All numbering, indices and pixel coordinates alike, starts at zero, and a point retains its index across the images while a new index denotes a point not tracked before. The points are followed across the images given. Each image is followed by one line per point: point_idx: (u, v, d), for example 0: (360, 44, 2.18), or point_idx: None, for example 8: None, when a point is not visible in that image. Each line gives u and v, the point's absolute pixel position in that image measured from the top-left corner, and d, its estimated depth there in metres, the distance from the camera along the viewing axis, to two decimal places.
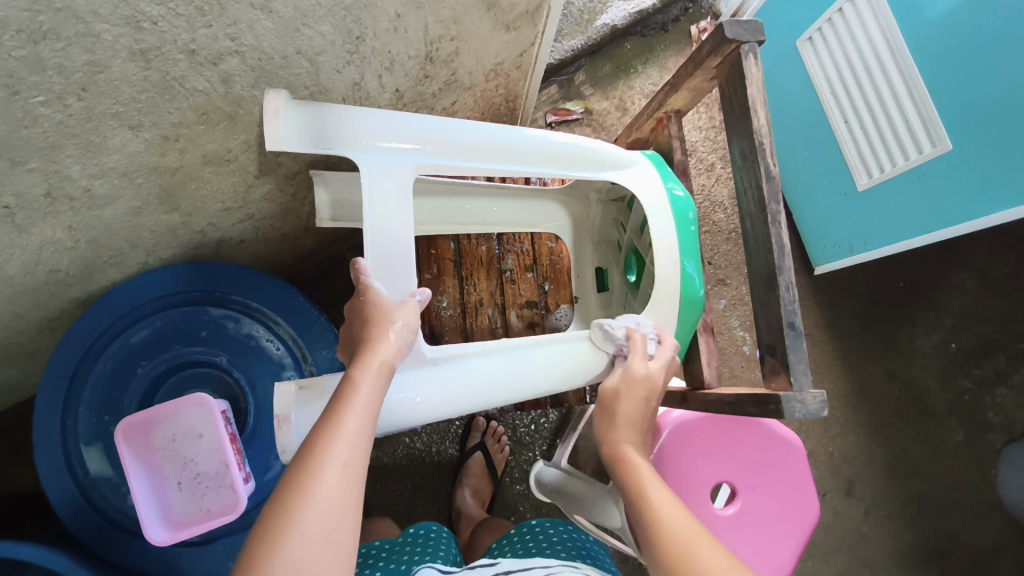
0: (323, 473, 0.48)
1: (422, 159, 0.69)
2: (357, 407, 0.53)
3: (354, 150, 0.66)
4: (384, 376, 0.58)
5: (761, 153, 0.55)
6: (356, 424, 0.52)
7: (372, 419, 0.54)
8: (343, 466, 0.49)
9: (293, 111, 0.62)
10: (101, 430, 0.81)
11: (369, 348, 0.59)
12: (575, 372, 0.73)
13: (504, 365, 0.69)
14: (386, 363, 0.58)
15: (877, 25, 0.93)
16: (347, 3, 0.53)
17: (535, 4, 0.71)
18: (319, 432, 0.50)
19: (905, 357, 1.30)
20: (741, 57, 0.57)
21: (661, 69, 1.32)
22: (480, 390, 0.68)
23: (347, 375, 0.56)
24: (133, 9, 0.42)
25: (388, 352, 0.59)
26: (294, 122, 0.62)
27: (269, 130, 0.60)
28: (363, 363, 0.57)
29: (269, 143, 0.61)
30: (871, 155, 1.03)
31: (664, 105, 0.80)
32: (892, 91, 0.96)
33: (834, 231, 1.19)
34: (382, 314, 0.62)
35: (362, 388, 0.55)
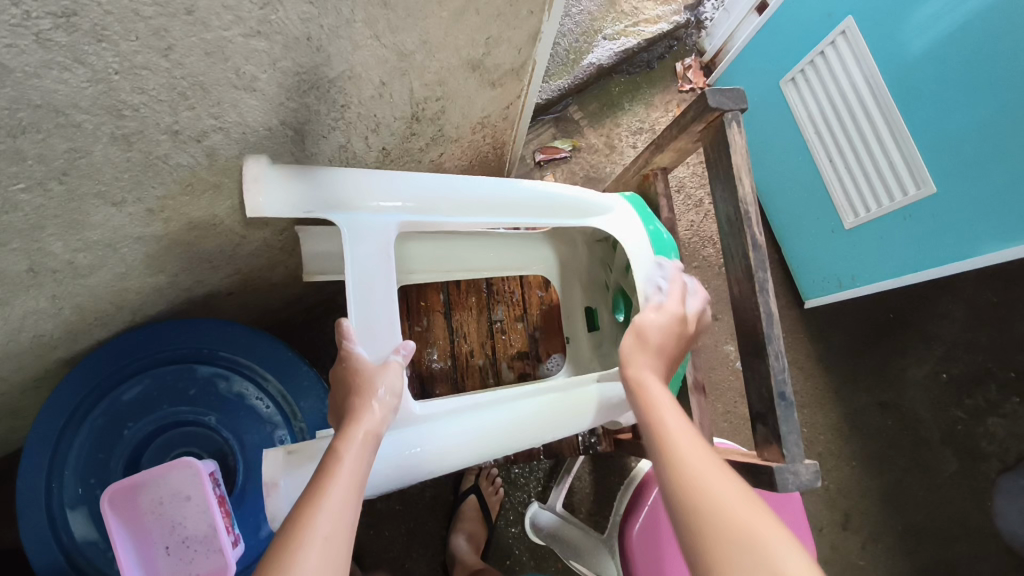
0: (307, 552, 0.46)
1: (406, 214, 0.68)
2: (342, 482, 0.52)
3: (333, 212, 0.65)
4: (368, 448, 0.57)
5: (747, 221, 0.56)
6: (341, 500, 0.51)
7: (358, 494, 0.53)
8: (328, 543, 0.48)
9: (275, 177, 0.61)
10: (86, 494, 0.78)
11: (353, 419, 0.58)
12: (565, 420, 0.71)
13: (495, 419, 0.67)
14: (370, 433, 0.58)
15: (858, 69, 0.95)
16: (330, 77, 0.54)
17: (520, 61, 0.71)
18: (304, 511, 0.49)
19: (898, 387, 1.30)
20: (724, 124, 0.57)
21: (648, 106, 1.33)
22: (466, 444, 0.66)
23: (331, 448, 0.55)
24: (114, 99, 0.42)
25: (373, 422, 0.58)
26: (276, 187, 0.61)
27: (249, 198, 0.59)
28: (347, 435, 0.57)
29: (249, 211, 0.60)
30: (857, 195, 1.04)
31: (650, 163, 0.81)
32: (875, 133, 0.97)
33: (823, 266, 1.19)
34: (365, 382, 0.62)
35: (346, 460, 0.54)
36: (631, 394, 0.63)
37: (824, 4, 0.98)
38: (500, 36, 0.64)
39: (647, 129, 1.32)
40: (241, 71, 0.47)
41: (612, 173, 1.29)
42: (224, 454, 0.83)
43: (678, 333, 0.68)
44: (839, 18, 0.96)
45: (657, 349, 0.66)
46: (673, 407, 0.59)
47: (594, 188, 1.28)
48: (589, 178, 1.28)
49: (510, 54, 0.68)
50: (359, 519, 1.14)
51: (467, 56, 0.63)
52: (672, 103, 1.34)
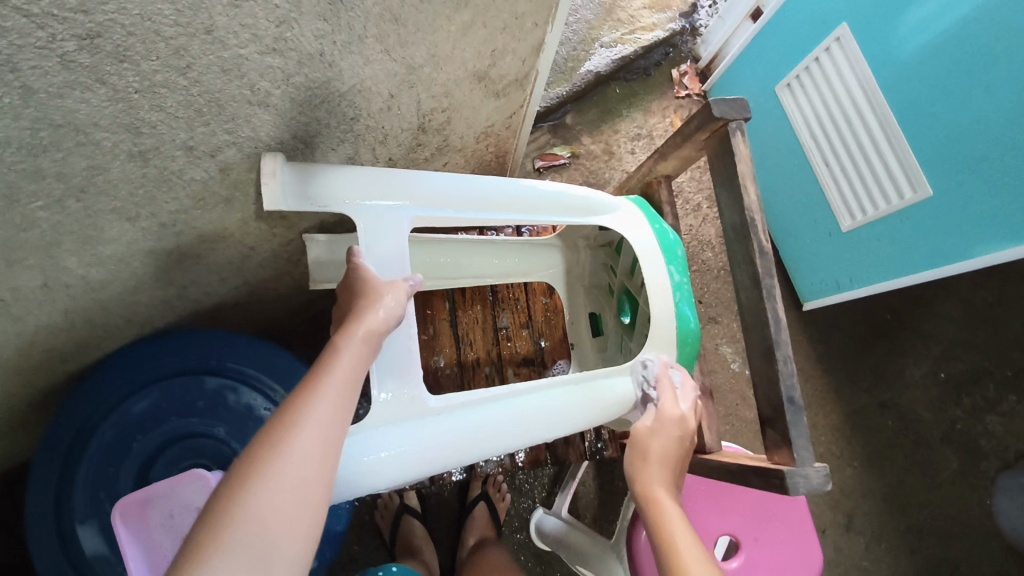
0: (301, 433, 0.45)
1: (423, 208, 0.64)
2: (342, 372, 0.50)
3: (349, 206, 0.61)
4: (370, 345, 0.55)
5: (753, 228, 0.57)
6: (338, 386, 0.49)
7: (356, 383, 0.51)
8: (322, 427, 0.46)
9: (291, 174, 0.57)
10: (95, 507, 0.78)
11: (355, 317, 0.56)
12: (582, 412, 0.67)
13: (514, 412, 0.63)
14: (372, 332, 0.55)
15: (853, 75, 0.97)
16: (341, 91, 0.54)
17: (524, 72, 0.73)
18: (302, 396, 0.48)
19: (897, 387, 1.32)
20: (729, 133, 0.58)
21: (645, 112, 1.34)
22: (456, 447, 0.59)
23: (330, 342, 0.53)
24: (133, 117, 0.43)
25: (375, 321, 0.56)
26: (293, 184, 0.57)
27: (266, 192, 0.55)
28: (348, 333, 0.54)
29: (266, 204, 0.56)
30: (853, 198, 1.05)
31: (654, 170, 0.81)
32: (870, 137, 0.98)
33: (821, 269, 1.21)
34: (370, 289, 0.59)
35: (345, 354, 0.52)
36: (642, 509, 0.61)
37: (818, 13, 1.00)
38: (506, 48, 0.65)
39: (645, 135, 1.33)
40: (256, 88, 0.47)
41: (611, 179, 1.30)
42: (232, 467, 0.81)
43: (682, 439, 0.66)
44: (834, 25, 0.98)
45: (660, 457, 0.64)
46: (683, 523, 0.57)
47: None
48: (588, 184, 1.29)
49: (515, 65, 0.69)
50: (366, 527, 1.14)
51: (472, 68, 0.64)
52: (669, 109, 1.35)
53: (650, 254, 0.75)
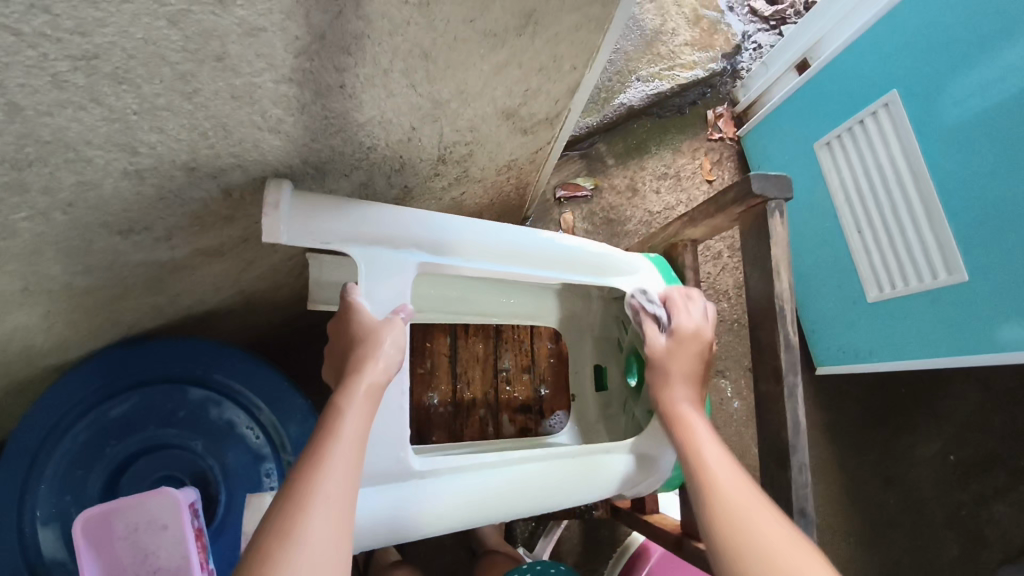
0: (311, 514, 0.43)
1: (428, 255, 0.61)
2: (345, 439, 0.48)
3: (351, 245, 0.57)
4: (372, 400, 0.52)
5: (782, 320, 0.54)
6: (343, 456, 0.47)
7: (360, 449, 0.49)
8: (331, 507, 0.45)
9: (296, 204, 0.53)
10: (59, 511, 0.74)
11: (356, 370, 0.53)
12: (575, 488, 0.64)
13: (506, 483, 0.60)
14: (374, 385, 0.52)
15: (898, 144, 0.93)
16: (361, 121, 0.51)
17: (555, 111, 0.69)
18: (305, 472, 0.46)
19: (904, 464, 1.27)
20: (767, 212, 0.55)
21: (675, 151, 1.30)
22: (441, 514, 0.57)
23: (331, 403, 0.51)
24: (130, 137, 0.40)
25: (376, 373, 0.53)
26: (297, 214, 0.53)
27: (266, 222, 0.50)
28: (349, 389, 0.51)
29: (265, 235, 0.51)
30: (884, 269, 1.01)
31: (680, 235, 0.77)
32: (909, 211, 0.94)
33: (839, 336, 1.16)
34: (367, 336, 0.55)
35: (348, 418, 0.50)
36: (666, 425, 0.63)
37: (867, 75, 0.96)
38: (538, 89, 0.61)
39: (672, 175, 1.30)
40: (267, 115, 0.44)
41: (632, 217, 1.27)
42: (206, 482, 0.79)
43: (700, 352, 0.66)
44: (882, 90, 0.93)
45: (681, 375, 0.65)
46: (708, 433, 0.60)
47: (612, 230, 1.26)
48: (609, 219, 1.26)
49: (546, 105, 0.66)
50: None
51: (502, 105, 0.61)
52: (699, 151, 1.31)
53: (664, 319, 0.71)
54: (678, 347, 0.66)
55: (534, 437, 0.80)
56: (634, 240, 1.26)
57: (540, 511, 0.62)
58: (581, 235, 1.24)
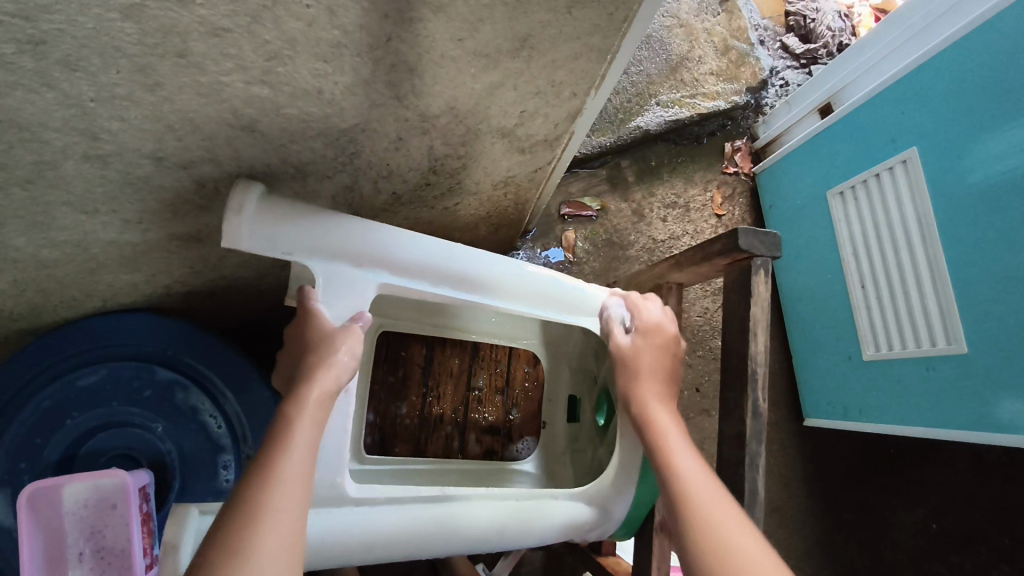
0: (264, 529, 0.41)
1: (393, 276, 0.58)
2: (295, 450, 0.46)
3: (314, 257, 0.54)
4: (324, 408, 0.50)
5: (752, 382, 0.53)
6: (295, 467, 0.45)
7: (311, 460, 0.47)
8: (285, 518, 0.43)
9: (263, 210, 0.51)
10: (11, 477, 0.72)
11: (306, 379, 0.51)
12: (518, 531, 0.62)
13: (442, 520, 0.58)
14: (326, 393, 0.51)
15: (911, 203, 0.90)
16: (342, 127, 0.50)
17: (555, 134, 0.67)
18: (255, 488, 0.44)
19: (883, 528, 1.23)
20: (751, 269, 0.54)
21: (687, 181, 1.28)
22: (370, 544, 0.55)
23: (282, 414, 0.49)
24: (90, 123, 0.38)
25: (329, 381, 0.51)
26: (261, 222, 0.51)
27: (228, 226, 0.49)
28: (300, 398, 0.50)
29: (225, 241, 0.49)
30: (883, 329, 0.98)
31: (667, 277, 0.75)
32: (915, 274, 0.91)
33: (831, 390, 1.13)
34: (322, 342, 0.53)
35: (299, 429, 0.48)
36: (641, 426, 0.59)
37: (888, 129, 0.93)
38: (536, 111, 0.59)
39: (681, 204, 1.27)
40: (239, 113, 0.42)
41: (635, 242, 1.24)
42: (162, 467, 0.77)
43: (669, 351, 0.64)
44: (902, 146, 0.91)
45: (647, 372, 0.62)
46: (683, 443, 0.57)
47: (613, 253, 1.23)
48: (611, 242, 1.23)
49: (545, 127, 0.64)
50: None
51: (497, 124, 0.59)
52: (712, 183, 1.29)
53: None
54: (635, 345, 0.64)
55: (497, 465, 0.77)
56: (635, 266, 1.23)
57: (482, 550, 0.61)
58: (580, 254, 1.22)
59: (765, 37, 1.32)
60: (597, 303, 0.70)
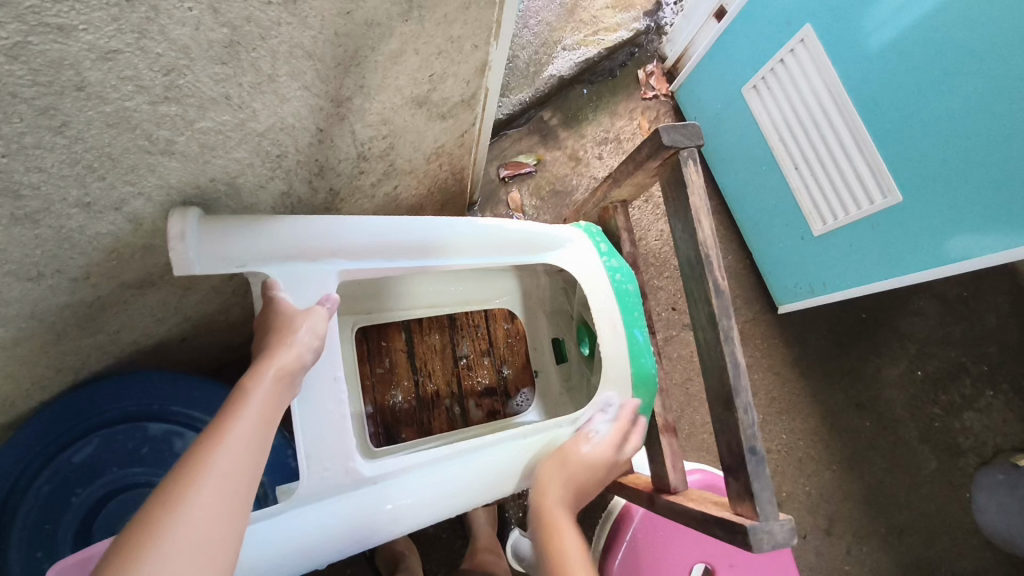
0: (202, 489, 0.39)
1: (348, 260, 0.60)
2: (250, 419, 0.44)
3: (268, 263, 0.55)
4: (283, 384, 0.49)
5: (708, 265, 0.56)
6: (247, 432, 0.43)
7: (268, 429, 0.45)
8: (229, 479, 0.40)
9: (204, 228, 0.51)
10: (36, 567, 0.72)
11: (266, 355, 0.50)
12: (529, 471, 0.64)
13: (456, 476, 0.60)
14: (285, 369, 0.49)
15: (819, 79, 0.94)
16: (261, 130, 0.50)
17: (469, 93, 0.68)
18: (203, 444, 0.41)
19: (874, 388, 1.29)
20: (681, 162, 0.56)
21: (612, 115, 1.30)
22: (397, 515, 0.57)
23: (239, 384, 0.47)
24: (9, 181, 0.38)
25: (289, 358, 0.50)
26: (205, 242, 0.51)
27: (175, 250, 0.49)
28: (257, 371, 0.48)
29: (176, 267, 0.50)
30: (824, 202, 1.03)
31: (610, 198, 0.78)
32: (838, 142, 0.96)
33: (794, 273, 1.18)
34: (284, 323, 0.53)
35: (252, 398, 0.46)
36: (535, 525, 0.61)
37: (781, 14, 0.97)
38: (444, 73, 0.60)
39: (613, 139, 1.29)
40: (154, 137, 0.43)
41: (578, 186, 1.27)
42: None
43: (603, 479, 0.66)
44: (797, 27, 0.94)
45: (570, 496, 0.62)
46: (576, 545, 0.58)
47: (561, 202, 1.25)
48: (556, 192, 1.25)
49: (458, 87, 0.65)
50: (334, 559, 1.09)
51: (410, 95, 0.60)
52: (636, 111, 1.31)
53: (602, 289, 0.72)
54: (549, 479, 0.63)
55: (503, 422, 0.80)
56: None
57: (495, 495, 0.63)
58: (530, 211, 1.24)
59: None
60: (550, 240, 0.72)
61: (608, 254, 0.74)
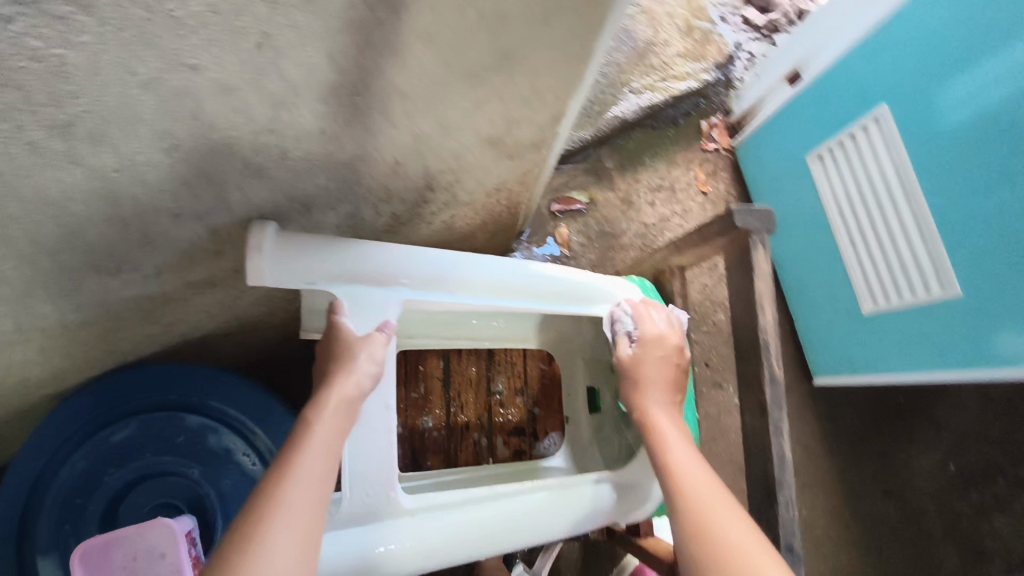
0: (274, 524, 0.43)
1: (412, 289, 0.60)
2: (312, 453, 0.48)
3: (335, 282, 0.56)
4: (345, 412, 0.52)
5: (766, 353, 0.56)
6: (310, 466, 0.48)
7: (330, 458, 0.49)
8: (295, 513, 0.45)
9: (280, 245, 0.53)
10: (60, 540, 0.74)
11: (327, 386, 0.54)
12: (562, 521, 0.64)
13: (489, 518, 0.60)
14: (345, 398, 0.53)
15: (888, 158, 0.93)
16: (344, 161, 0.52)
17: (541, 137, 0.69)
18: (273, 480, 0.46)
19: (902, 475, 1.26)
20: (749, 246, 0.57)
21: (669, 163, 1.30)
22: (429, 550, 0.57)
23: (303, 417, 0.51)
24: (113, 191, 0.40)
25: (348, 387, 0.53)
26: (281, 258, 0.53)
27: (251, 264, 0.50)
28: (319, 402, 0.52)
29: (250, 279, 0.51)
30: (877, 281, 1.01)
31: (670, 262, 0.77)
32: (901, 225, 0.94)
33: (836, 347, 1.16)
34: (345, 350, 0.56)
35: (316, 430, 0.50)
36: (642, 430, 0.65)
37: (857, 90, 0.96)
38: (522, 119, 0.61)
39: (667, 187, 1.29)
40: (248, 162, 0.44)
41: (627, 230, 1.27)
42: (202, 507, 0.78)
43: (672, 365, 0.69)
44: (873, 104, 0.93)
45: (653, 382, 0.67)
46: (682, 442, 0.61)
47: (608, 243, 1.26)
48: (604, 232, 1.26)
49: (532, 132, 0.66)
50: None
51: (487, 136, 0.61)
52: (694, 162, 1.31)
53: None
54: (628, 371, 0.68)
55: (529, 465, 0.80)
56: (630, 253, 1.26)
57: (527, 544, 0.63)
58: (576, 248, 1.24)
59: (726, 13, 1.34)
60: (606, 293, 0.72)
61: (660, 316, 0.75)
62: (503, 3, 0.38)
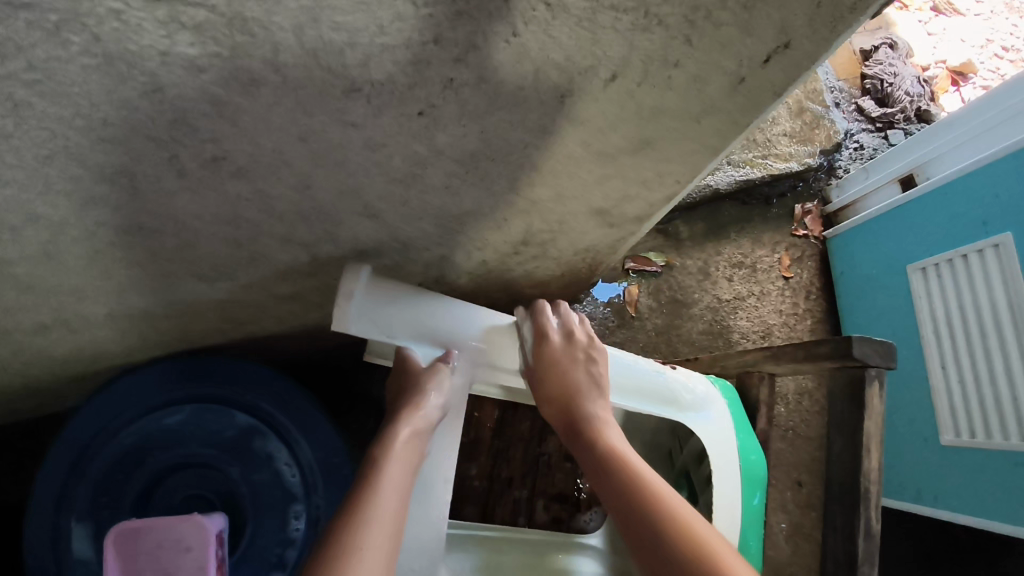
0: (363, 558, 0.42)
1: (488, 356, 0.59)
2: (393, 486, 0.48)
3: (416, 337, 0.56)
4: (414, 447, 0.52)
5: (865, 502, 0.58)
6: (386, 507, 0.47)
7: (405, 497, 0.49)
8: (376, 554, 0.43)
9: (370, 292, 0.53)
10: (96, 511, 0.73)
11: (395, 420, 0.54)
12: None
13: None
14: (415, 432, 0.53)
15: (1001, 289, 0.88)
16: (456, 213, 0.51)
17: (646, 213, 0.67)
18: (347, 518, 0.45)
19: None
20: (867, 378, 0.58)
21: (754, 240, 1.26)
22: None
23: (377, 452, 0.51)
24: (235, 214, 0.40)
25: (419, 420, 0.53)
26: (370, 306, 0.52)
27: (340, 307, 0.50)
28: (392, 437, 0.52)
29: (336, 322, 0.51)
30: (963, 414, 0.94)
31: (759, 367, 0.74)
32: (1004, 362, 0.88)
33: (899, 471, 1.07)
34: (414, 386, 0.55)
35: (390, 468, 0.50)
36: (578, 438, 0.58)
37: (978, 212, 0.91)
38: (636, 196, 0.60)
39: (748, 264, 1.25)
40: (368, 205, 0.44)
41: (699, 301, 1.22)
42: (235, 506, 0.78)
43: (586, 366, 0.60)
44: (994, 230, 0.88)
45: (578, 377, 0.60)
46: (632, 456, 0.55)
47: (676, 310, 1.21)
48: (675, 298, 1.22)
49: (640, 208, 0.64)
50: None
51: (595, 206, 0.60)
52: (780, 245, 1.26)
53: (729, 465, 0.68)
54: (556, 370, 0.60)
55: (568, 541, 0.77)
56: (697, 325, 1.21)
57: None
58: (642, 309, 1.21)
59: (840, 99, 1.31)
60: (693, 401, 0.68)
61: (742, 426, 0.71)
62: (664, 101, 0.39)
